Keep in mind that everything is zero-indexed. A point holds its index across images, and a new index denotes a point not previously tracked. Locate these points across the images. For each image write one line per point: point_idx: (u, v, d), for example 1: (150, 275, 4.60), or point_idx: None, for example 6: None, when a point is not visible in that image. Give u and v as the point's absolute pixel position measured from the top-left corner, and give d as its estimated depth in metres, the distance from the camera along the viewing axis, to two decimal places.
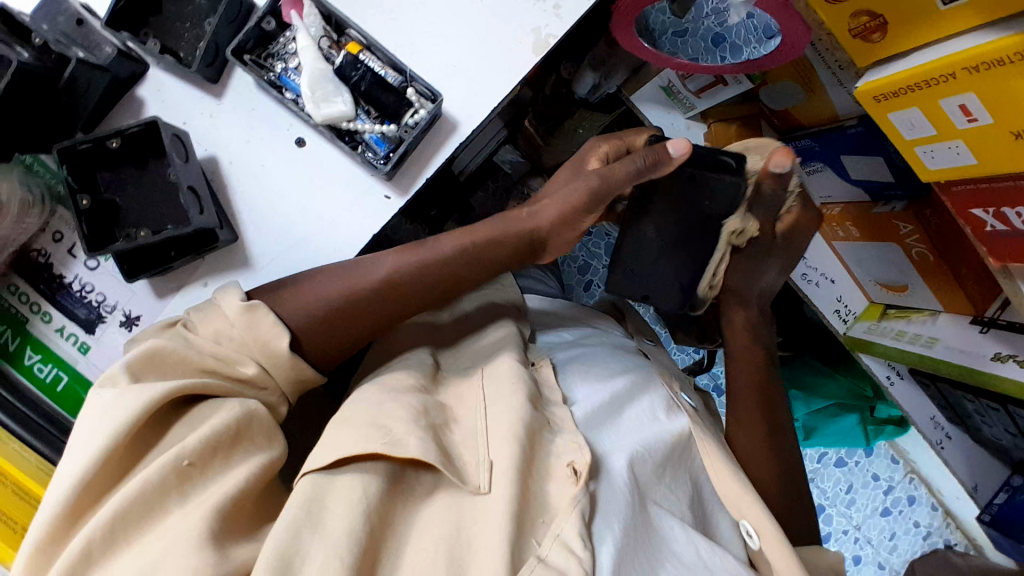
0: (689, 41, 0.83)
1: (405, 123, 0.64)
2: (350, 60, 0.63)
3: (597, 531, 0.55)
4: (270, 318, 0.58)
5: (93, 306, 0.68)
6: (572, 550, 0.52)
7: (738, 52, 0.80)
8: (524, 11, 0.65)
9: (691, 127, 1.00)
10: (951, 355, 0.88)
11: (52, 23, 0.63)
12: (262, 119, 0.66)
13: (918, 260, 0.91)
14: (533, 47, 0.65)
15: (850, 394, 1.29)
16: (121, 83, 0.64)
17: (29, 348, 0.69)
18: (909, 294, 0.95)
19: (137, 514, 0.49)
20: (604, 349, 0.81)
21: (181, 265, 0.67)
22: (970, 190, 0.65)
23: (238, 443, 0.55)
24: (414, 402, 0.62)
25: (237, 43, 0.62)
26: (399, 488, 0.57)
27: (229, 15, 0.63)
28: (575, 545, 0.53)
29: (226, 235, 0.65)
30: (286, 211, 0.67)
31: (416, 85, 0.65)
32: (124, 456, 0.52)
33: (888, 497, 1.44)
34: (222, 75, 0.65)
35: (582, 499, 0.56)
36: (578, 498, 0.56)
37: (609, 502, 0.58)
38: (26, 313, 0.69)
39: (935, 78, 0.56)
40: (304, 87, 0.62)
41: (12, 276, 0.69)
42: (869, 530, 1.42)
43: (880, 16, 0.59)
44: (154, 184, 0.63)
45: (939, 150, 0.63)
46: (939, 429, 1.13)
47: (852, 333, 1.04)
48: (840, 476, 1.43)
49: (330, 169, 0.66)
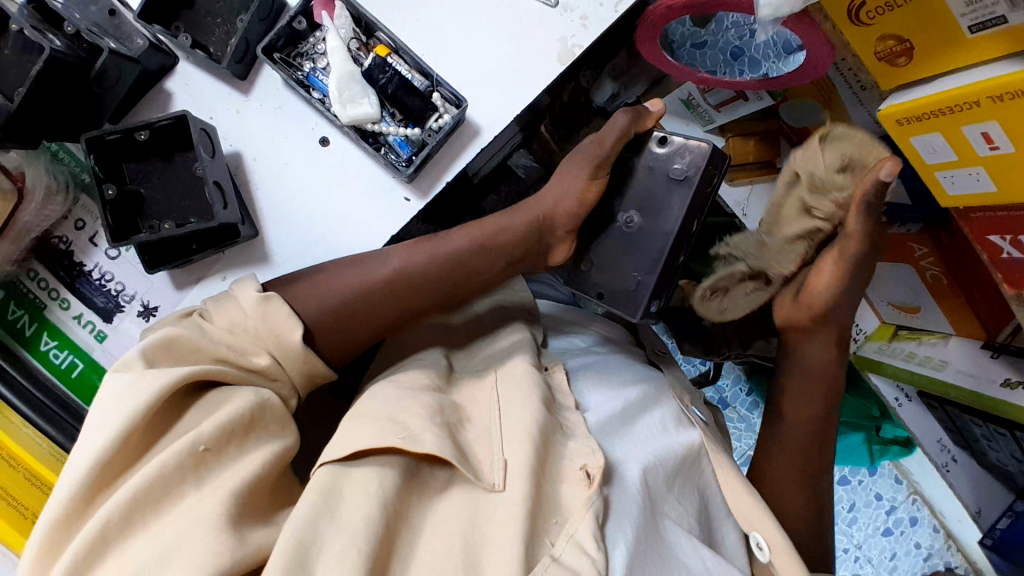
0: (708, 53, 0.84)
1: (428, 127, 0.65)
2: (378, 62, 0.63)
3: (609, 533, 0.55)
4: (284, 310, 0.59)
5: (112, 295, 0.70)
6: (585, 551, 0.52)
7: (757, 66, 0.81)
8: (551, 21, 0.66)
9: (709, 140, 1.01)
10: (960, 380, 0.89)
11: (84, 13, 0.64)
12: (289, 118, 0.66)
13: (932, 282, 0.91)
14: (558, 56, 0.66)
15: (856, 413, 1.30)
16: (151, 76, 0.65)
17: (45, 334, 0.71)
18: (921, 316, 0.94)
19: (154, 496, 0.50)
20: (616, 359, 0.81)
21: (201, 258, 0.68)
22: (989, 217, 0.65)
23: (252, 430, 0.55)
24: (431, 401, 0.63)
25: (268, 41, 0.63)
26: (413, 483, 0.57)
27: (261, 13, 0.64)
28: (588, 546, 0.52)
29: (248, 230, 0.66)
30: (308, 209, 0.67)
31: (442, 90, 0.66)
32: (142, 436, 0.52)
33: (891, 517, 1.43)
34: (251, 73, 0.66)
35: (597, 501, 0.56)
36: (593, 500, 0.56)
37: (622, 506, 0.58)
38: (45, 299, 0.70)
39: (959, 105, 0.57)
40: (331, 88, 0.63)
41: (32, 262, 0.70)
42: (869, 549, 1.43)
43: (907, 41, 0.60)
44: (178, 176, 0.64)
45: (959, 176, 0.63)
46: (946, 451, 1.13)
47: (863, 352, 1.05)
48: (842, 494, 1.44)
49: (353, 168, 0.67)
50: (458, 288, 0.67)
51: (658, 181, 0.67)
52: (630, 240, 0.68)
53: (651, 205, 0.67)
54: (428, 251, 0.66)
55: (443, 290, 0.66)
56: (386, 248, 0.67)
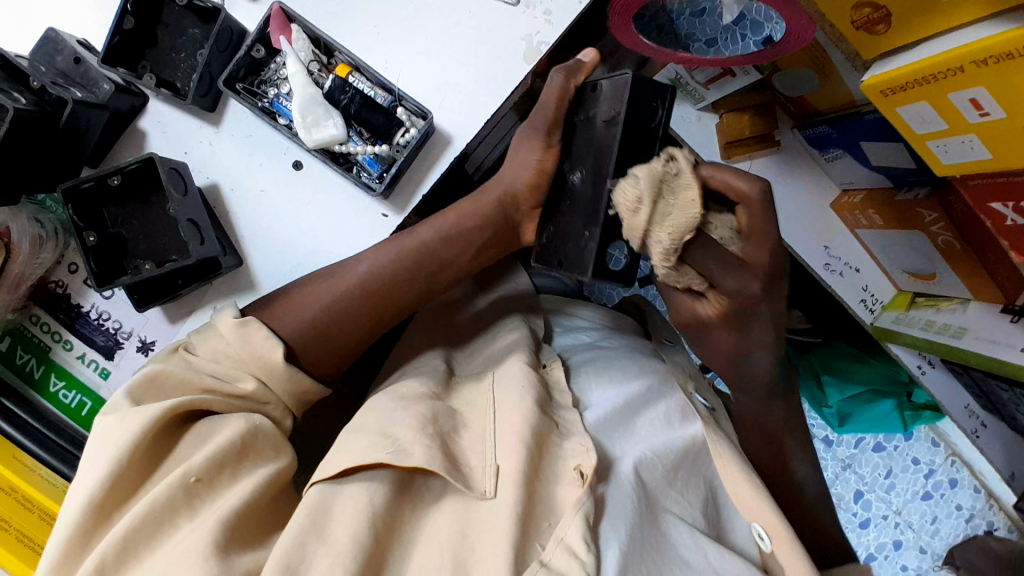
0: (706, 20, 0.85)
1: (396, 143, 0.65)
2: (338, 83, 0.63)
3: (602, 535, 0.54)
4: (263, 331, 0.61)
5: (110, 333, 0.71)
6: (576, 554, 0.51)
7: (759, 29, 0.78)
8: (515, 19, 0.64)
9: (702, 118, 0.99)
10: (978, 346, 0.85)
11: (49, 64, 0.65)
12: (261, 147, 0.67)
13: (944, 247, 0.86)
14: (525, 54, 0.65)
15: (884, 378, 1.24)
16: (122, 117, 0.65)
17: (53, 375, 0.73)
18: (938, 282, 0.92)
19: (147, 531, 0.51)
20: (621, 351, 0.79)
21: (190, 291, 0.68)
22: (989, 184, 0.62)
23: (246, 454, 0.57)
24: (424, 410, 0.62)
25: (229, 73, 0.63)
26: (408, 495, 0.57)
27: (220, 44, 0.64)
28: (579, 548, 0.52)
29: (230, 260, 0.66)
30: (289, 234, 0.68)
31: (409, 104, 0.65)
32: (133, 477, 0.54)
33: (930, 480, 1.39)
34: (218, 104, 0.66)
35: (587, 501, 0.55)
36: (583, 501, 0.55)
37: (616, 507, 0.57)
38: (49, 342, 0.72)
39: (944, 72, 0.53)
40: (295, 113, 0.62)
41: (33, 307, 0.71)
42: (910, 515, 1.39)
43: (884, 7, 0.56)
44: (156, 215, 0.65)
45: (952, 144, 0.60)
46: (975, 417, 1.09)
47: (879, 324, 1.02)
48: (878, 461, 1.40)
49: (329, 191, 0.67)
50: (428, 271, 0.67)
51: (596, 130, 0.59)
52: (574, 198, 0.62)
53: (590, 156, 0.60)
54: (403, 263, 0.65)
55: (415, 285, 0.66)
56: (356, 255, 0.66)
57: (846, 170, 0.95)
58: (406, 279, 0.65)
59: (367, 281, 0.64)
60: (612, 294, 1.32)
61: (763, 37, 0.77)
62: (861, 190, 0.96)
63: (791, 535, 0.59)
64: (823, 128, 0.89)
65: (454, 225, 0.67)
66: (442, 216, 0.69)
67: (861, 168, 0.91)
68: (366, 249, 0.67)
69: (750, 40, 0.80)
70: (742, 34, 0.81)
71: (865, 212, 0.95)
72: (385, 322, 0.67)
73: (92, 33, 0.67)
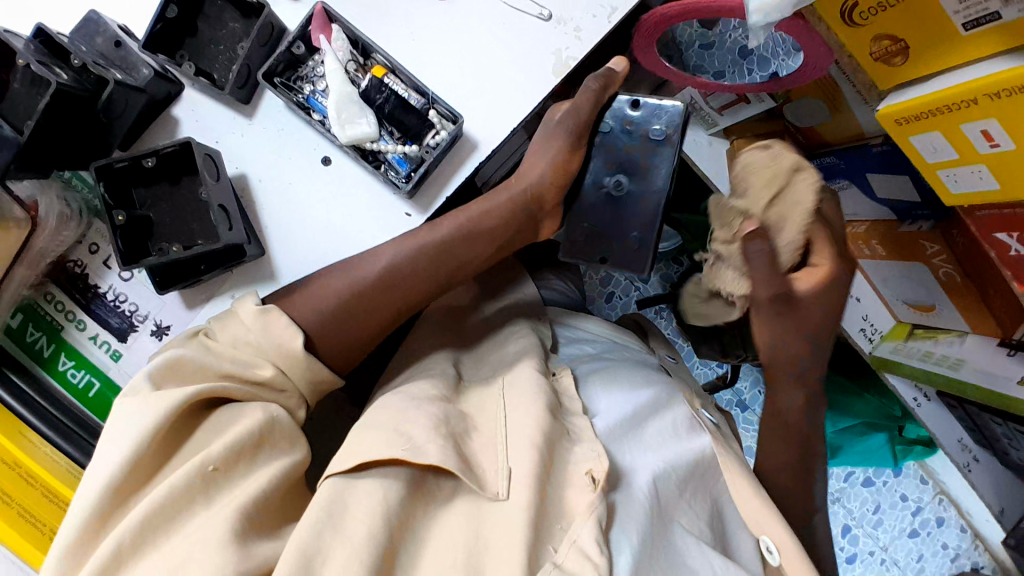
0: (715, 53, 0.88)
1: (426, 143, 0.66)
2: (374, 83, 0.65)
3: (614, 538, 0.55)
4: (283, 320, 0.62)
5: (126, 315, 0.72)
6: (589, 556, 0.51)
7: (766, 65, 0.83)
8: (546, 34, 0.67)
9: (714, 143, 1.00)
10: (977, 378, 0.87)
11: (90, 45, 0.67)
12: (291, 139, 0.68)
13: (947, 281, 0.89)
14: (554, 68, 0.67)
15: (878, 412, 1.27)
16: (157, 103, 0.67)
17: (63, 354, 0.73)
18: (937, 314, 0.92)
19: (163, 518, 0.51)
20: (628, 363, 0.80)
21: (211, 277, 0.69)
22: (995, 216, 0.65)
23: (262, 447, 0.57)
24: (436, 411, 0.62)
25: (268, 67, 0.65)
26: (421, 493, 0.57)
27: (261, 38, 0.65)
28: (592, 552, 0.52)
29: (254, 250, 0.67)
30: (312, 227, 0.69)
31: (440, 108, 0.67)
32: (149, 458, 0.54)
33: (917, 517, 1.40)
34: (253, 97, 0.68)
35: (600, 506, 0.55)
36: (596, 505, 0.55)
37: (626, 513, 0.57)
38: (63, 321, 0.73)
39: (957, 103, 0.56)
40: (331, 109, 0.64)
41: (48, 285, 0.72)
42: (897, 552, 1.39)
43: (901, 40, 0.59)
44: (185, 200, 0.66)
45: (962, 175, 0.63)
46: (968, 451, 1.10)
47: (878, 353, 1.03)
48: (867, 496, 1.40)
49: (355, 187, 0.68)
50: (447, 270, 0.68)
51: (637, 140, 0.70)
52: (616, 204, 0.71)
53: (630, 164, 0.70)
54: (423, 265, 0.66)
55: (433, 282, 0.67)
56: (376, 244, 0.67)
57: (851, 201, 0.98)
58: (427, 275, 0.67)
59: (388, 276, 0.65)
60: (612, 313, 1.34)
61: (768, 72, 0.81)
62: (864, 223, 0.99)
63: (795, 550, 0.60)
64: (830, 158, 0.92)
65: (477, 228, 0.68)
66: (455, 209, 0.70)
67: (867, 199, 0.95)
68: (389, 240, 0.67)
69: (755, 75, 0.84)
70: (747, 69, 0.85)
71: (868, 242, 0.98)
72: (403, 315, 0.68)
73: (134, 21, 0.69)
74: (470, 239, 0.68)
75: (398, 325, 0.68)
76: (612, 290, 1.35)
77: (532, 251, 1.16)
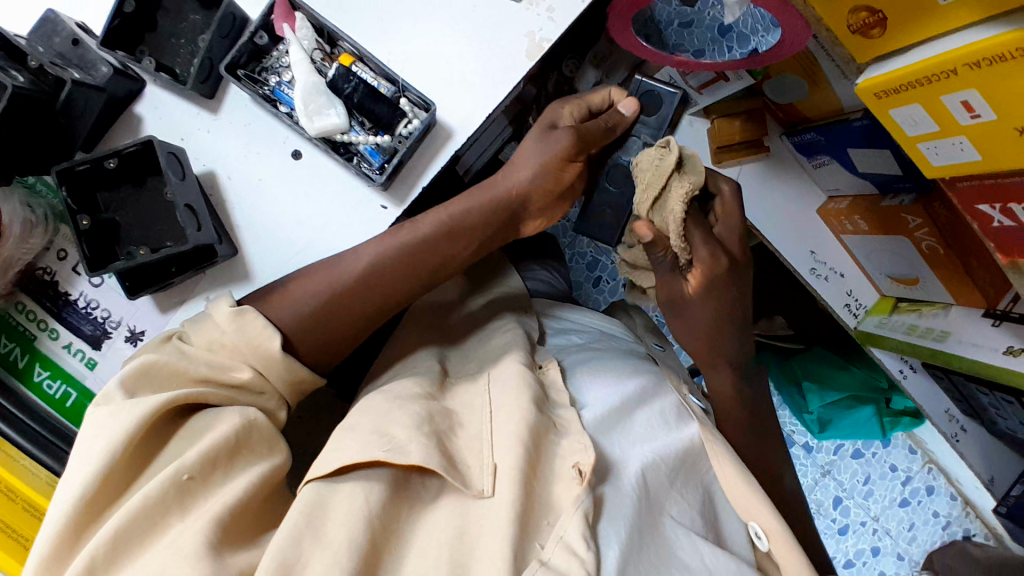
0: (694, 31, 0.87)
1: (399, 133, 0.64)
2: (342, 72, 0.63)
3: (602, 533, 0.53)
4: (260, 321, 0.60)
5: (98, 322, 0.70)
6: (575, 552, 0.50)
7: (745, 41, 0.82)
8: (517, 16, 0.65)
9: (694, 123, 1.01)
10: (962, 349, 0.88)
11: (47, 45, 0.64)
12: (259, 133, 0.66)
13: (929, 252, 0.87)
14: (528, 51, 0.65)
15: (862, 385, 1.27)
16: (118, 102, 0.65)
17: (38, 365, 0.71)
18: (921, 286, 0.93)
19: (139, 531, 0.50)
20: (615, 352, 0.79)
21: (182, 280, 0.67)
22: (973, 186, 0.64)
23: (238, 454, 0.56)
24: (419, 410, 0.60)
25: (230, 59, 0.63)
26: (405, 494, 0.56)
27: (223, 30, 0.63)
28: (579, 547, 0.50)
29: (226, 249, 0.66)
30: (285, 225, 0.67)
31: (410, 95, 0.65)
32: (120, 470, 0.52)
33: (907, 487, 1.42)
34: (218, 91, 0.66)
35: (587, 499, 0.53)
36: (582, 498, 0.53)
37: (614, 506, 0.56)
38: (35, 331, 0.71)
39: (937, 74, 0.55)
40: (298, 100, 0.62)
41: (18, 294, 0.70)
42: (888, 521, 1.41)
43: (880, 11, 0.58)
44: (151, 201, 0.64)
45: (943, 146, 0.62)
46: (955, 422, 1.12)
47: (863, 327, 1.05)
48: (857, 467, 1.42)
49: (327, 181, 0.66)
50: (424, 264, 0.66)
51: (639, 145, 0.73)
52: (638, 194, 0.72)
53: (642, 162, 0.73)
54: (400, 262, 0.65)
55: (413, 278, 0.66)
56: (355, 246, 0.66)
57: (833, 176, 0.96)
58: (402, 271, 0.65)
59: (364, 274, 0.63)
60: (599, 299, 1.35)
61: (747, 49, 0.81)
62: (846, 197, 0.97)
63: (785, 533, 0.59)
64: (811, 134, 0.91)
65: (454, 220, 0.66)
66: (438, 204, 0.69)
67: (847, 174, 0.93)
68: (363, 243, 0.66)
69: (736, 51, 0.83)
70: (726, 47, 0.85)
71: (850, 218, 0.97)
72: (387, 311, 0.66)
73: (91, 17, 0.66)
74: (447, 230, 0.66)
75: (380, 322, 0.67)
76: (599, 275, 1.35)
77: (514, 244, 1.15)
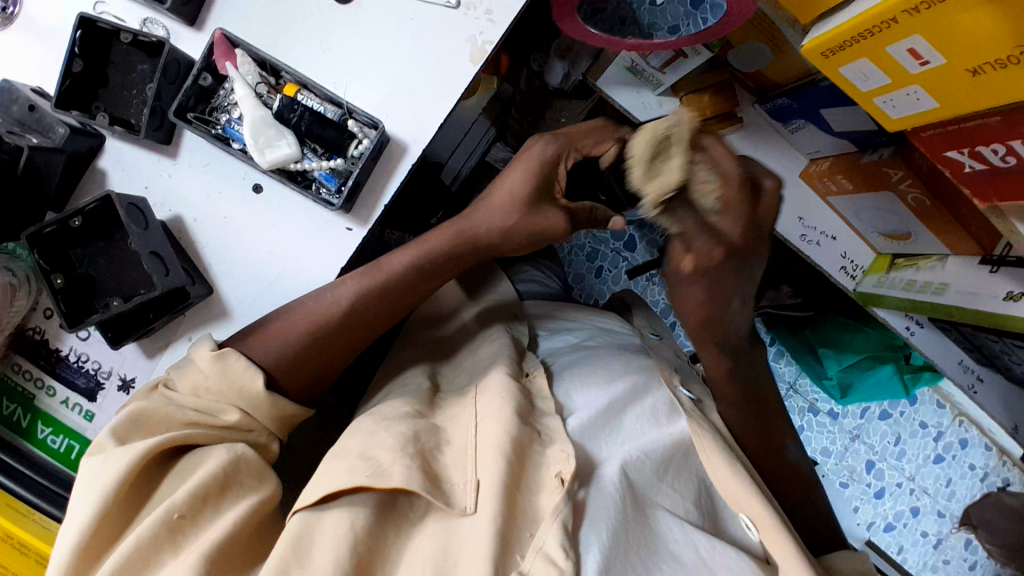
0: (667, 8, 0.84)
1: (350, 155, 0.65)
2: (286, 103, 0.64)
3: (582, 539, 0.52)
4: (241, 363, 0.61)
5: (91, 374, 0.72)
6: (554, 562, 0.49)
7: (717, 9, 0.77)
8: (458, 23, 0.65)
9: (663, 103, 1.01)
10: (962, 300, 0.85)
11: (6, 113, 0.65)
12: (217, 174, 0.67)
13: (916, 205, 0.86)
14: (471, 57, 0.65)
15: (881, 344, 1.24)
16: (82, 157, 0.66)
17: (40, 422, 0.73)
18: (914, 240, 0.91)
19: (134, 569, 0.51)
20: (610, 349, 0.77)
21: (162, 324, 0.68)
22: (940, 134, 0.62)
23: (228, 488, 0.56)
24: (405, 429, 0.59)
25: (178, 104, 0.63)
26: (390, 516, 0.55)
27: (169, 76, 0.64)
28: (558, 556, 0.50)
29: (199, 289, 0.67)
30: (256, 260, 0.68)
31: (357, 116, 0.65)
32: (106, 527, 0.53)
33: (940, 443, 1.38)
34: (174, 136, 0.67)
35: (565, 508, 0.53)
36: (560, 508, 0.53)
37: (596, 510, 0.54)
38: (33, 390, 0.73)
39: (878, 25, 0.53)
40: (247, 136, 0.63)
41: (14, 355, 0.72)
42: (924, 480, 1.38)
43: None
44: (121, 254, 0.65)
45: (898, 98, 0.61)
46: (970, 372, 1.08)
47: (862, 289, 1.03)
48: (886, 429, 1.37)
49: (292, 211, 0.67)
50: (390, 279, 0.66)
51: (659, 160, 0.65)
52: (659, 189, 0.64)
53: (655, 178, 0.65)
54: (376, 287, 0.66)
55: (386, 297, 0.66)
56: (336, 281, 0.67)
57: (811, 139, 0.95)
58: (377, 298, 0.66)
59: (345, 310, 0.65)
60: (601, 289, 1.34)
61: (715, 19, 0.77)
62: (827, 158, 0.97)
63: (774, 521, 0.56)
64: (784, 100, 0.91)
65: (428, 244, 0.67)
66: (415, 242, 0.69)
67: (825, 136, 0.92)
68: (337, 279, 0.67)
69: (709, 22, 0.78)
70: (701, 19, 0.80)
71: (834, 178, 0.96)
72: (361, 336, 0.67)
73: (45, 79, 0.67)
74: (415, 261, 0.67)
75: (358, 348, 0.68)
76: (601, 264, 1.35)
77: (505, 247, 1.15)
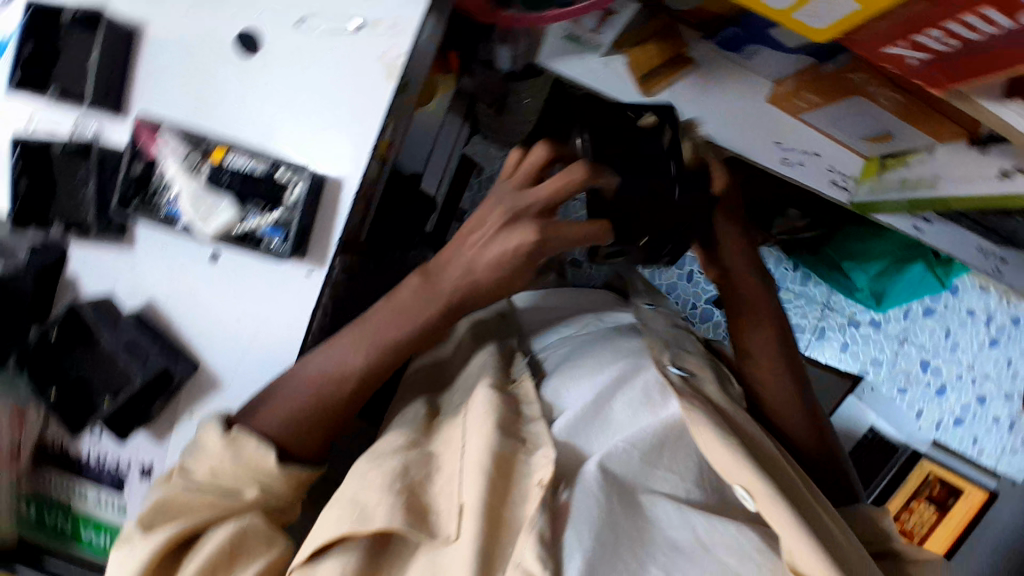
0: None
1: (287, 204, 0.65)
2: (214, 170, 0.65)
3: (564, 543, 0.51)
4: (253, 442, 0.62)
5: (113, 471, 0.73)
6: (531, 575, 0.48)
7: None
8: (365, 45, 0.65)
9: (610, 63, 0.99)
10: (958, 188, 0.81)
11: None
12: (176, 253, 0.68)
13: (894, 106, 0.80)
14: (387, 74, 0.65)
15: (900, 246, 1.19)
16: (49, 269, 0.68)
17: (81, 524, 0.75)
18: (896, 139, 0.88)
19: None
20: (601, 334, 0.76)
21: (160, 410, 0.70)
22: (874, 33, 0.59)
23: (236, 558, 0.58)
24: (394, 464, 0.59)
25: (118, 198, 0.66)
26: (379, 560, 0.57)
27: (109, 172, 0.67)
28: (534, 569, 0.49)
29: (184, 368, 0.68)
30: (231, 328, 0.69)
31: (285, 164, 0.65)
32: None
33: (992, 326, 1.30)
34: (128, 229, 0.68)
35: (540, 517, 0.52)
36: (534, 519, 0.52)
37: (580, 510, 0.53)
38: (68, 495, 0.75)
39: None
40: (188, 210, 0.66)
41: (42, 468, 0.75)
42: (984, 367, 1.31)
43: None
44: (100, 354, 0.69)
45: (818, 7, 0.58)
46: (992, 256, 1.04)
47: (858, 199, 1.01)
48: (933, 326, 1.32)
49: (252, 272, 0.68)
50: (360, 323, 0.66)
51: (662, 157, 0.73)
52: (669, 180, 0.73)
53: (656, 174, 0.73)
54: (360, 336, 0.66)
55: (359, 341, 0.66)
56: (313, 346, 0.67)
57: (770, 61, 0.90)
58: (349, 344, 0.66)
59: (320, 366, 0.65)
60: None
61: None
62: (789, 78, 0.91)
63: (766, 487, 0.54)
64: (730, 31, 0.88)
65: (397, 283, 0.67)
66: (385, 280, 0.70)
67: (782, 54, 0.87)
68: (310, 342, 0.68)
69: None
70: None
71: (801, 96, 0.91)
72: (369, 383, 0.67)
73: None
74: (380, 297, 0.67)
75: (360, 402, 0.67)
76: None
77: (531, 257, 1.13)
